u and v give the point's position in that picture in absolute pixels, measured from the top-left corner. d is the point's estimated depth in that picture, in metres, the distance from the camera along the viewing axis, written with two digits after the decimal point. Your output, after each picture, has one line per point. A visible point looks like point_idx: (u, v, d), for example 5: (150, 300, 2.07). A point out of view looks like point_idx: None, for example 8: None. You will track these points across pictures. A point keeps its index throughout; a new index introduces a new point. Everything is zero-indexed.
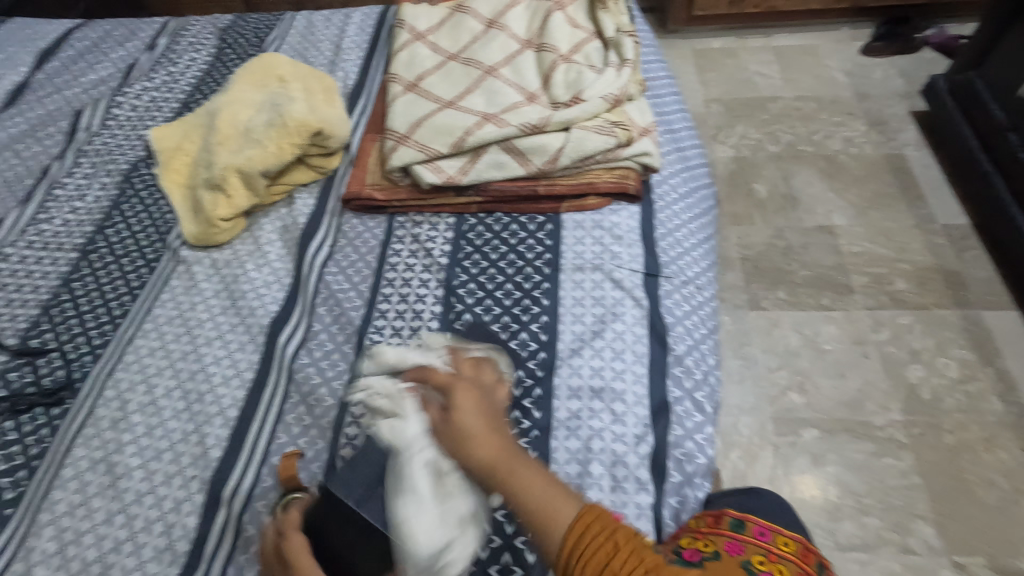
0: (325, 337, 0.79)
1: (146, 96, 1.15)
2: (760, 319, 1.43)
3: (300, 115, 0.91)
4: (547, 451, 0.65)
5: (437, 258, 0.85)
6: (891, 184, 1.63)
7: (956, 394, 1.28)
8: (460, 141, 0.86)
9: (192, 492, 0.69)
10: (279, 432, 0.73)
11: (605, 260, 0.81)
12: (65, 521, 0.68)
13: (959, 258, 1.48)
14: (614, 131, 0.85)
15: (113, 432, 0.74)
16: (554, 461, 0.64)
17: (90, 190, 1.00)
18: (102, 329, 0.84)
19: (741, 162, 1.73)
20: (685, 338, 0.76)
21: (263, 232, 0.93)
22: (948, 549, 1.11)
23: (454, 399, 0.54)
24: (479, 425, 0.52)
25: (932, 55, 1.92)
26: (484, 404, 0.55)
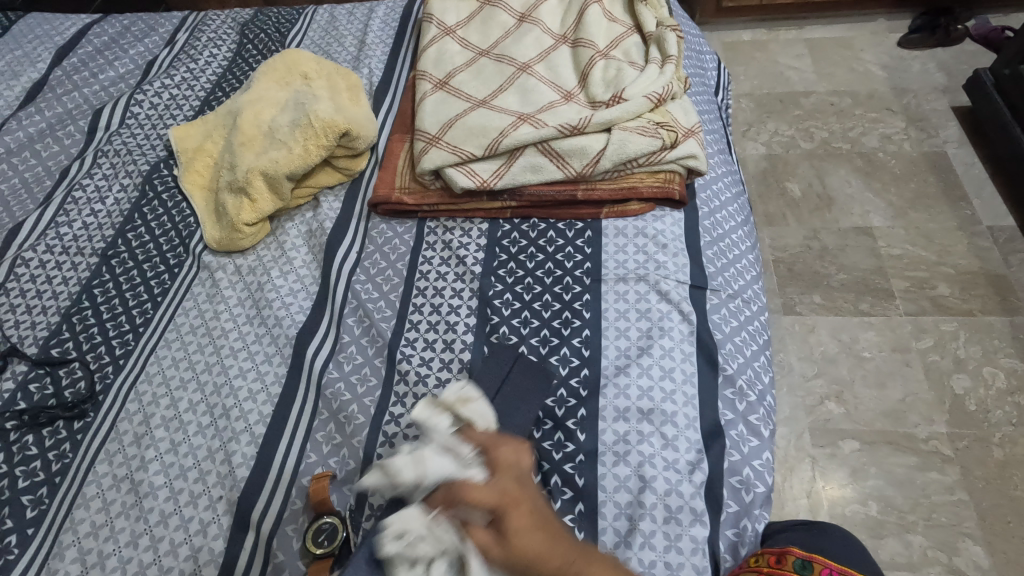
0: (354, 350, 0.76)
1: (166, 94, 1.11)
2: (796, 324, 1.38)
3: (326, 115, 0.87)
4: (595, 476, 0.61)
5: (470, 267, 0.81)
6: (932, 184, 1.56)
7: (1004, 405, 1.22)
8: (495, 143, 0.81)
9: (218, 513, 0.66)
10: (308, 451, 0.69)
11: (649, 270, 0.76)
12: (88, 543, 0.65)
13: (1006, 262, 1.41)
14: (659, 132, 0.80)
15: (136, 448, 0.71)
16: (603, 488, 0.61)
17: (110, 192, 0.97)
18: (124, 338, 0.81)
19: (774, 160, 1.67)
20: (737, 356, 0.71)
21: (288, 237, 0.89)
22: (998, 570, 1.06)
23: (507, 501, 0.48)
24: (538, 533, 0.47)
25: (974, 48, 1.84)
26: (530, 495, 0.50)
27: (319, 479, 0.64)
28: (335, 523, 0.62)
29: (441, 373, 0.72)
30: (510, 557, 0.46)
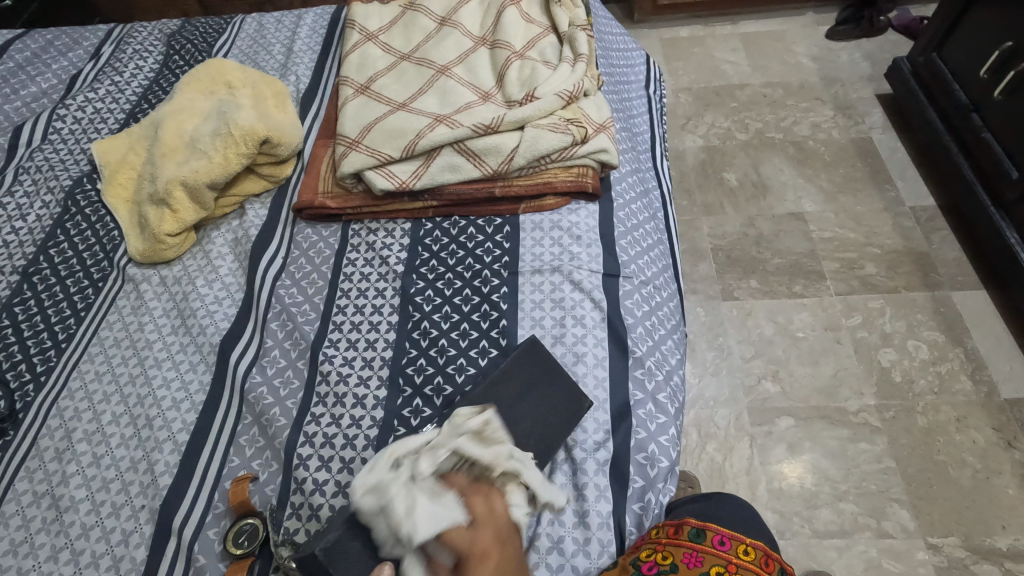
0: (278, 353, 0.77)
1: (90, 108, 1.10)
2: (734, 309, 1.43)
3: (246, 123, 0.88)
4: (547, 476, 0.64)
5: (392, 266, 0.83)
6: (860, 168, 1.64)
7: (927, 376, 1.29)
8: (412, 145, 0.83)
9: (140, 522, 0.66)
10: (231, 455, 0.70)
11: (564, 261, 0.79)
12: (7, 560, 0.65)
13: (928, 240, 1.49)
14: (569, 129, 0.83)
15: (57, 463, 0.71)
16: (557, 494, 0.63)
17: (32, 209, 0.96)
18: (46, 354, 0.81)
19: (711, 151, 1.73)
20: (647, 339, 0.74)
21: (214, 246, 0.90)
22: (923, 531, 1.12)
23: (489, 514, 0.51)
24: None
25: (896, 37, 1.93)
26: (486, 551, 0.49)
27: (239, 482, 0.66)
28: (256, 524, 0.64)
29: (362, 371, 0.74)
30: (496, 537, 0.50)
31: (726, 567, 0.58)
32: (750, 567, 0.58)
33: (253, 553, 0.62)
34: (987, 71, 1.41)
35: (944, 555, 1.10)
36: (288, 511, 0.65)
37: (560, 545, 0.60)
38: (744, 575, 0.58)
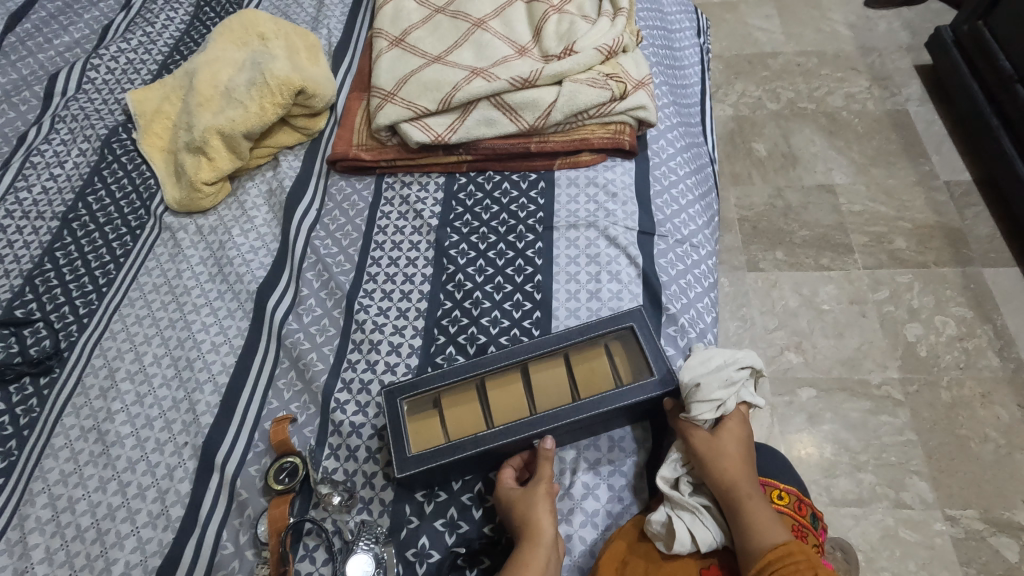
0: (314, 302, 0.78)
1: (123, 58, 1.10)
2: (759, 280, 1.41)
3: (282, 74, 0.87)
4: (569, 463, 0.63)
5: (427, 220, 0.83)
6: (893, 141, 1.60)
7: (953, 351, 1.28)
8: (448, 97, 0.82)
9: (184, 458, 0.68)
10: (270, 398, 0.72)
11: (599, 217, 0.79)
12: (57, 489, 0.68)
13: (961, 215, 1.46)
14: (609, 84, 0.81)
15: (102, 400, 0.74)
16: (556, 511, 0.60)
17: (69, 156, 0.97)
18: (88, 298, 0.83)
19: (740, 121, 1.69)
20: (682, 296, 0.74)
21: (249, 197, 0.90)
22: (941, 502, 1.12)
23: (724, 455, 0.56)
24: (732, 454, 0.57)
25: (939, 6, 1.86)
26: (735, 443, 0.58)
27: (280, 422, 0.67)
28: (296, 462, 0.65)
29: (397, 321, 0.75)
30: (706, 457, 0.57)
31: None
32: (786, 511, 0.60)
33: (294, 488, 0.64)
34: None
35: (961, 527, 1.10)
36: (327, 452, 0.67)
37: (567, 544, 0.59)
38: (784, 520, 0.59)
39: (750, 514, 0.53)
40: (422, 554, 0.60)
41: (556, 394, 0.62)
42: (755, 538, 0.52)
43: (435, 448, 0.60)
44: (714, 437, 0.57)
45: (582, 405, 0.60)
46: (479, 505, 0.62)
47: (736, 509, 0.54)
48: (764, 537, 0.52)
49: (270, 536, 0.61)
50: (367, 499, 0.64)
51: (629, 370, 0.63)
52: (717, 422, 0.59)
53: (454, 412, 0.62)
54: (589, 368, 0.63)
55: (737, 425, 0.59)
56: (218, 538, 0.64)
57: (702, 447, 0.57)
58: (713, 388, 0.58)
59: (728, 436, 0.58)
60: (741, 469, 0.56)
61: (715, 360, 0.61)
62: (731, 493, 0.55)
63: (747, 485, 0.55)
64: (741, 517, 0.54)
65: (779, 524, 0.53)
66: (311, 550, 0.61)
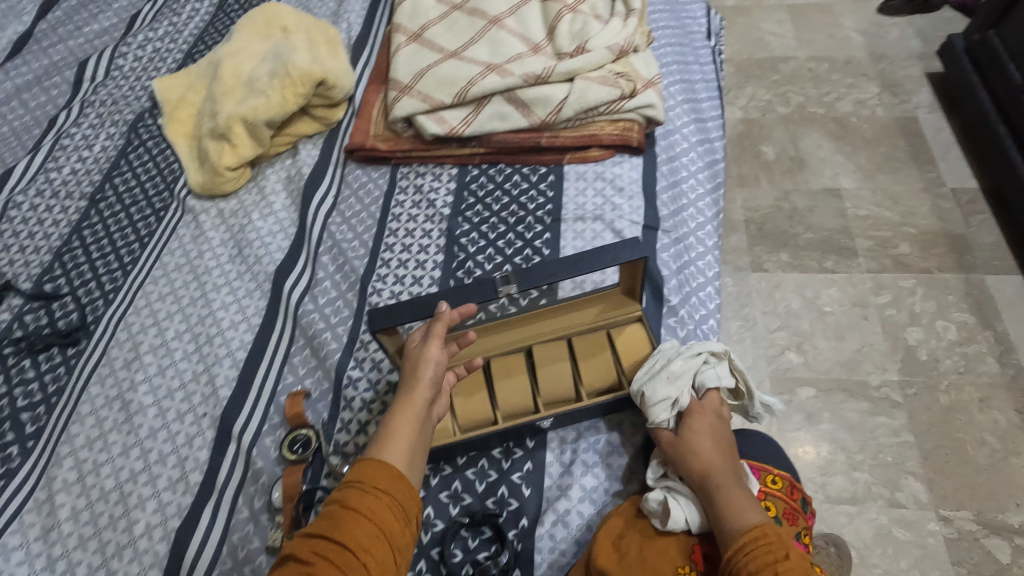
0: (329, 285, 0.81)
1: (150, 47, 1.14)
2: (763, 281, 1.43)
3: (303, 65, 0.91)
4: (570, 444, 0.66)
5: (439, 209, 0.86)
6: (901, 147, 1.61)
7: (953, 356, 1.29)
8: (463, 91, 0.85)
9: (203, 428, 0.72)
10: (286, 373, 0.75)
11: (606, 210, 0.82)
12: (83, 453, 0.71)
13: (966, 222, 1.47)
14: (618, 83, 0.84)
15: (126, 371, 0.77)
16: (555, 489, 0.63)
17: (97, 140, 1.01)
18: (113, 275, 0.86)
19: (750, 124, 1.71)
20: (682, 289, 0.77)
21: (269, 182, 0.94)
22: (935, 503, 1.14)
23: (692, 448, 0.58)
24: (701, 445, 0.58)
25: (952, 15, 1.87)
26: (705, 434, 0.59)
27: (294, 397, 0.71)
28: (309, 435, 0.68)
29: None
30: (676, 452, 0.59)
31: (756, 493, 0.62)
32: (779, 495, 0.62)
33: (306, 459, 0.67)
34: None
35: (954, 528, 1.12)
36: (338, 426, 0.70)
37: (565, 518, 0.61)
38: (774, 502, 0.61)
39: (721, 501, 0.54)
40: (427, 523, 0.62)
41: (559, 380, 0.65)
42: (726, 523, 0.52)
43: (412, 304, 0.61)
44: (680, 433, 0.60)
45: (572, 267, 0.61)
46: (482, 479, 0.64)
47: (709, 498, 0.55)
48: (735, 520, 0.52)
49: (284, 502, 0.64)
50: None
51: (629, 356, 0.66)
52: (682, 417, 0.61)
53: (462, 395, 0.65)
54: (591, 356, 0.66)
55: (704, 415, 0.61)
56: (234, 503, 0.67)
57: (671, 445, 0.60)
58: (654, 390, 0.61)
59: (698, 429, 0.59)
60: (715, 459, 0.57)
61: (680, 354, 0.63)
62: (703, 485, 0.56)
63: (717, 474, 0.56)
64: (715, 506, 0.54)
65: (751, 508, 0.52)
66: None
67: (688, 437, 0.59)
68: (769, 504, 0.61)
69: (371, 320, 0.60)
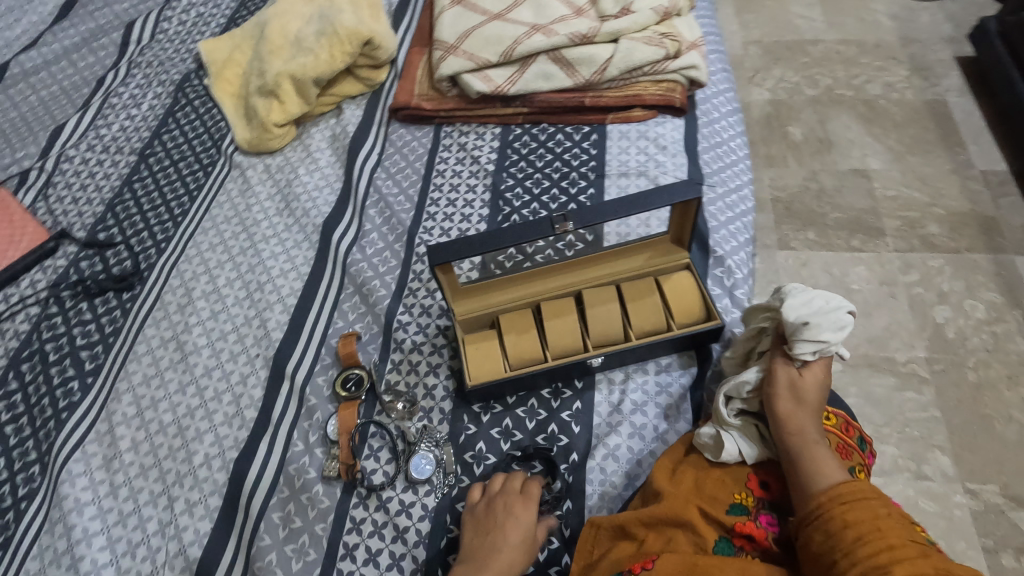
0: (376, 236, 0.83)
1: (194, 12, 1.16)
2: (790, 259, 1.43)
3: (350, 24, 0.92)
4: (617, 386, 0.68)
5: (484, 165, 0.88)
6: (931, 130, 1.61)
7: (981, 334, 1.29)
8: (509, 50, 0.87)
9: (256, 368, 0.74)
10: (336, 318, 0.77)
11: (650, 167, 0.83)
12: (141, 390, 0.74)
13: (996, 204, 1.47)
14: (664, 43, 0.85)
15: (180, 315, 0.80)
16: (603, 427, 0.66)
17: (145, 99, 1.03)
18: (164, 226, 0.89)
19: (778, 105, 1.71)
20: (729, 241, 0.78)
21: (314, 140, 0.95)
22: (963, 477, 1.15)
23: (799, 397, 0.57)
24: (808, 396, 0.57)
25: (983, 0, 1.85)
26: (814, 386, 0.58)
27: (348, 337, 0.72)
28: (362, 374, 0.70)
29: None
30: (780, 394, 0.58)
31: None
32: (835, 431, 0.62)
33: (360, 396, 0.69)
34: None
35: (981, 501, 1.12)
36: (389, 366, 0.72)
37: (615, 453, 0.64)
38: (829, 437, 0.62)
39: (810, 453, 0.54)
40: (479, 457, 0.65)
41: (609, 323, 0.66)
42: (813, 475, 0.53)
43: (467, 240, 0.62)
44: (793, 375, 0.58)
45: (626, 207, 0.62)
46: (532, 417, 0.67)
47: (799, 447, 0.55)
48: (822, 475, 0.52)
49: (340, 435, 0.67)
50: (428, 408, 0.69)
51: (678, 301, 0.67)
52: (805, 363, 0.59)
53: (513, 337, 0.67)
54: (641, 301, 0.67)
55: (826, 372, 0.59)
56: (290, 437, 0.69)
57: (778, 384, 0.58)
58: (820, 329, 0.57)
59: (811, 379, 0.58)
60: (806, 418, 0.56)
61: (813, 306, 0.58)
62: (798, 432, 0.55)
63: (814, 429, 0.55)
64: (803, 457, 0.54)
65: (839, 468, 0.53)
66: (376, 451, 0.67)
67: (799, 386, 0.58)
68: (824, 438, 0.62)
69: (431, 255, 0.62)
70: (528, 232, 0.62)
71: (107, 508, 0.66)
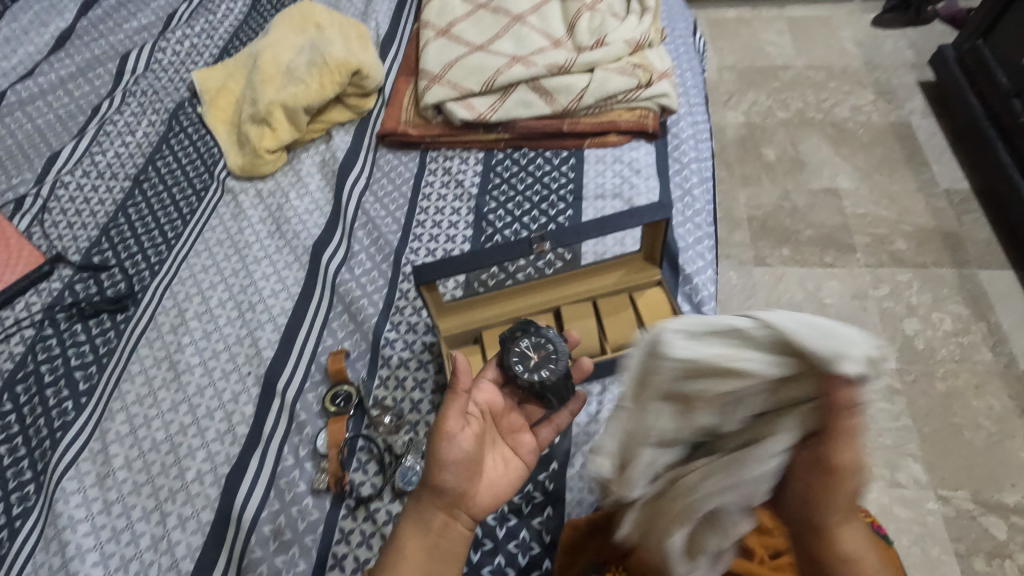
0: (364, 257, 0.86)
1: (187, 43, 1.21)
2: (766, 275, 1.49)
3: (339, 56, 0.97)
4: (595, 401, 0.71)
5: (467, 188, 0.92)
6: (897, 150, 1.68)
7: (948, 345, 1.35)
8: (491, 80, 0.92)
9: (248, 385, 0.77)
10: (326, 336, 0.80)
11: (624, 189, 0.88)
12: (134, 408, 0.76)
13: (959, 221, 1.53)
14: (635, 73, 0.91)
15: (173, 335, 0.82)
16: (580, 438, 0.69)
17: (139, 126, 1.07)
18: (158, 249, 0.91)
19: (752, 127, 1.78)
20: (697, 260, 0.82)
21: (304, 165, 0.99)
22: (934, 484, 1.18)
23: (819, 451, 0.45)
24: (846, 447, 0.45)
25: (942, 28, 1.95)
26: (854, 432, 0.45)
27: (336, 355, 0.75)
28: (351, 390, 0.73)
29: None
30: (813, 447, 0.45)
31: None
32: None
33: (348, 411, 0.72)
34: None
35: (952, 507, 1.16)
36: (377, 381, 0.75)
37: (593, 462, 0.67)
38: None
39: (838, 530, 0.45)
40: None
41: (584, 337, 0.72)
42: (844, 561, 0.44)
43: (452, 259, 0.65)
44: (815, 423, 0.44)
45: (597, 227, 0.67)
46: None
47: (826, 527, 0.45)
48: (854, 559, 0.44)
49: (329, 448, 0.69)
50: (413, 422, 0.72)
51: (649, 315, 0.72)
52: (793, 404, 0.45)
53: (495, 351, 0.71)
54: (614, 316, 0.72)
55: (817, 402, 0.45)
56: (280, 452, 0.71)
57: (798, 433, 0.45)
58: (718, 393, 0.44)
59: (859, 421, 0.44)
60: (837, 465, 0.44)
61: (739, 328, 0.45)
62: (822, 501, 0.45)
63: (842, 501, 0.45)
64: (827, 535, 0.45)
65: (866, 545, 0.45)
66: (364, 464, 0.70)
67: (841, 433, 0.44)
68: None
69: (416, 275, 0.66)
70: (507, 252, 0.66)
71: (101, 524, 0.67)
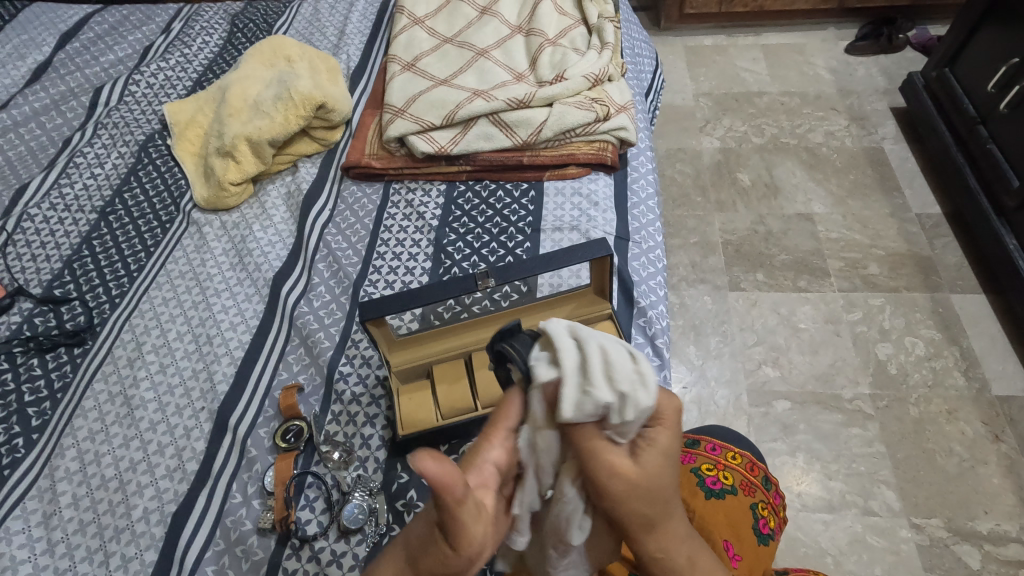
0: (323, 290, 0.87)
1: (161, 75, 1.22)
2: (740, 299, 1.49)
3: (305, 90, 0.98)
4: None
5: (428, 221, 0.93)
6: (870, 175, 1.70)
7: (922, 370, 1.33)
8: (452, 114, 0.93)
9: (201, 421, 0.76)
10: (281, 369, 0.80)
11: (582, 222, 0.89)
12: (85, 444, 0.75)
13: (932, 245, 1.54)
14: (593, 107, 0.92)
15: (129, 368, 0.82)
16: None
17: (108, 158, 1.08)
18: (120, 281, 0.92)
19: (727, 153, 1.81)
20: (650, 292, 0.83)
21: (269, 198, 1.00)
22: (908, 511, 1.15)
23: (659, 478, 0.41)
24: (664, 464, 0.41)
25: (914, 55, 1.99)
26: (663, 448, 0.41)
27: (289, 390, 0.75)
28: (302, 425, 0.74)
29: None
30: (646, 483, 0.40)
31: (714, 465, 0.68)
32: (737, 469, 0.68)
33: (298, 447, 0.72)
34: (994, 86, 1.46)
35: (926, 534, 1.12)
36: (329, 417, 0.75)
37: None
38: (732, 474, 0.67)
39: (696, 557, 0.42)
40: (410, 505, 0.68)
41: None
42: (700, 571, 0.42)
43: (397, 295, 0.66)
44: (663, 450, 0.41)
45: (541, 262, 0.68)
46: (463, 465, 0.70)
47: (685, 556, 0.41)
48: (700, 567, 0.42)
49: (277, 485, 0.69)
50: (363, 458, 0.72)
51: None
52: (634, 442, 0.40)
53: (444, 387, 0.70)
54: None
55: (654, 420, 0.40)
56: (229, 488, 0.71)
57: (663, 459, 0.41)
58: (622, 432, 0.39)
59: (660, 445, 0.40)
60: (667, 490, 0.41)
61: (596, 348, 0.38)
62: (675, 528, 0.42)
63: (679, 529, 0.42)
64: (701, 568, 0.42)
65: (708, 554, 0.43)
66: (312, 500, 0.69)
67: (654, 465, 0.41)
68: (726, 475, 0.67)
69: (363, 311, 0.66)
70: (452, 289, 0.67)
71: (43, 565, 0.67)
